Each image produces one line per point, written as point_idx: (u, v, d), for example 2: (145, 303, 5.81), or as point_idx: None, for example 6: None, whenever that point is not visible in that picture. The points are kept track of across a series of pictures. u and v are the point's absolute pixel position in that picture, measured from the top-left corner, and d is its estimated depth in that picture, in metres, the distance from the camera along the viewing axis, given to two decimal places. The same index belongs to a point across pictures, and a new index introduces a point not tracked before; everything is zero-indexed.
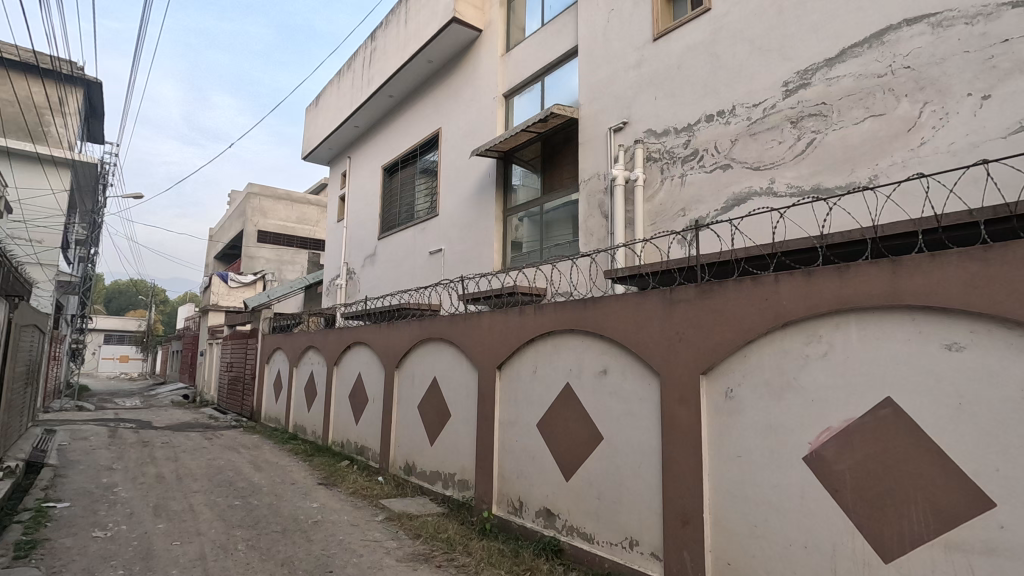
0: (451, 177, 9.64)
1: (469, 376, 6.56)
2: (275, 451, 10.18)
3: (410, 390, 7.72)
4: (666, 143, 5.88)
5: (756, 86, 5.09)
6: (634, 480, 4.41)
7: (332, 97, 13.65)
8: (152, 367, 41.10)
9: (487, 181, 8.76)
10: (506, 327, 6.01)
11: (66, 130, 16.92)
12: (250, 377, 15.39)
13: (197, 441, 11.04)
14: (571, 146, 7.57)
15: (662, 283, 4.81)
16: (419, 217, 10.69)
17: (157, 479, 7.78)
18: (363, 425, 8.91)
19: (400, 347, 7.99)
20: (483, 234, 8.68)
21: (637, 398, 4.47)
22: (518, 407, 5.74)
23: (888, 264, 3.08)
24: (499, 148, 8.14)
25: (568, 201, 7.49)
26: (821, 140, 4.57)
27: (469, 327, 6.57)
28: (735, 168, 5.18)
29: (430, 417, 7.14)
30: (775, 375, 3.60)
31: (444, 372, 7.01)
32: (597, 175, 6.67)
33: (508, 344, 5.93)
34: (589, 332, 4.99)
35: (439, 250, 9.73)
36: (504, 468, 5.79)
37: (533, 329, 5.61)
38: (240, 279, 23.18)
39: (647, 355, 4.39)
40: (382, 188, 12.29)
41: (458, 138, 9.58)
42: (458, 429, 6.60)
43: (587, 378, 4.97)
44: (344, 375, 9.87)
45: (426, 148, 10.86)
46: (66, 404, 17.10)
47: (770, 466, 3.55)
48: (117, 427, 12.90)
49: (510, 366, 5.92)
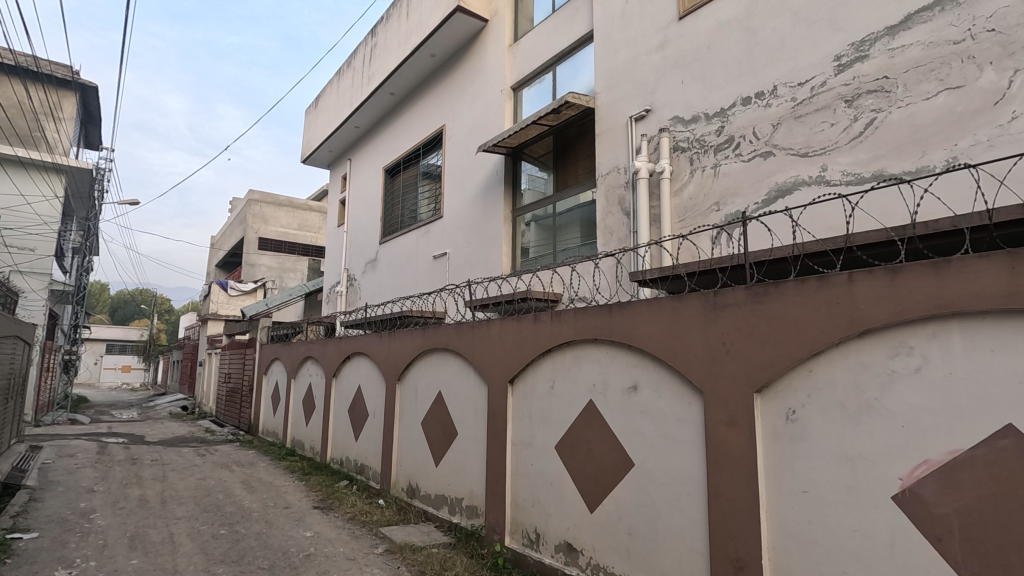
0: (456, 176, 9.08)
1: (477, 390, 5.95)
2: (271, 469, 9.56)
3: (413, 405, 7.11)
4: (695, 131, 5.30)
5: (801, 62, 4.51)
6: (672, 515, 3.79)
7: (332, 97, 13.14)
8: (154, 378, 40.62)
9: (494, 179, 8.18)
10: (517, 336, 5.42)
11: (58, 137, 16.46)
12: (247, 389, 14.81)
13: (189, 458, 10.43)
14: (586, 139, 7.01)
15: (700, 286, 4.21)
16: (423, 220, 10.13)
17: (140, 503, 7.17)
18: (363, 442, 8.29)
19: (402, 358, 7.40)
20: (490, 236, 8.10)
21: (675, 418, 3.86)
22: (533, 426, 5.13)
23: (1004, 257, 2.47)
24: (508, 143, 7.61)
25: (582, 201, 6.91)
26: (883, 119, 3.97)
27: (478, 336, 5.98)
28: (779, 155, 4.58)
29: (436, 434, 6.53)
30: (851, 394, 2.98)
31: (450, 386, 6.40)
32: (616, 168, 6.09)
33: (522, 354, 5.33)
34: (616, 342, 4.38)
35: (443, 254, 9.15)
36: (518, 494, 5.17)
37: (550, 338, 5.01)
38: (240, 287, 22.57)
39: (686, 369, 3.78)
40: (383, 190, 11.75)
41: (463, 135, 9.02)
42: (465, 449, 5.99)
43: (614, 394, 4.36)
44: (343, 387, 9.26)
45: (429, 147, 10.31)
46: (59, 417, 16.55)
47: (847, 506, 2.93)
48: (107, 443, 12.31)
49: (524, 379, 5.31)
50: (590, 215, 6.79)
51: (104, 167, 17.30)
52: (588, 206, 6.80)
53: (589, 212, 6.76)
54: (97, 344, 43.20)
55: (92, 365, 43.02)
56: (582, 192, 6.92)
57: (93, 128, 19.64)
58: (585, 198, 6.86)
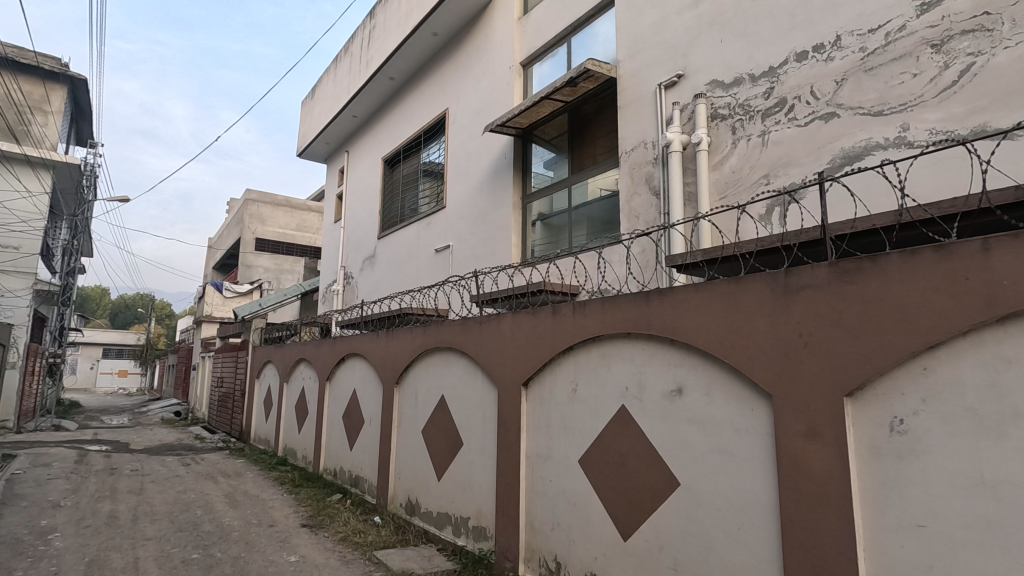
0: (460, 163, 8.40)
1: (485, 394, 5.23)
2: (259, 480, 8.82)
3: (413, 412, 6.38)
4: (737, 96, 4.60)
5: (871, 6, 3.81)
6: (730, 550, 3.06)
7: (329, 86, 12.49)
8: (150, 383, 39.86)
9: (502, 163, 7.49)
10: (532, 331, 4.70)
11: (44, 131, 15.78)
12: (239, 393, 14.07)
13: (172, 468, 9.69)
14: (605, 115, 6.32)
15: (759, 266, 3.53)
16: (423, 212, 9.43)
17: (108, 521, 6.42)
18: (358, 451, 7.57)
19: (401, 359, 6.68)
20: (497, 226, 7.40)
21: (731, 427, 3.15)
22: (552, 437, 4.41)
23: None
24: (517, 122, 6.96)
25: (590, 197, 6.35)
26: (984, 64, 3.26)
27: (486, 332, 5.27)
28: (844, 116, 3.88)
29: (439, 444, 5.80)
30: (986, 398, 2.26)
31: (455, 390, 5.68)
32: (642, 143, 5.39)
33: (538, 353, 4.61)
34: (655, 337, 3.67)
35: (446, 246, 8.46)
36: (534, 515, 4.44)
37: (573, 333, 4.28)
38: (235, 288, 21.87)
39: (751, 368, 3.06)
40: (382, 182, 11.06)
41: (468, 118, 8.33)
42: (472, 461, 5.27)
43: (652, 399, 3.65)
44: (338, 392, 8.54)
45: (431, 134, 9.62)
46: (42, 424, 15.76)
47: (987, 548, 2.19)
48: (88, 451, 11.54)
49: (541, 381, 4.59)
50: (601, 211, 6.19)
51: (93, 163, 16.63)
52: (597, 204, 6.23)
53: (598, 209, 6.19)
54: (93, 348, 42.42)
55: (87, 370, 42.26)
56: (590, 189, 6.37)
57: (84, 124, 19.00)
58: (595, 192, 6.28)
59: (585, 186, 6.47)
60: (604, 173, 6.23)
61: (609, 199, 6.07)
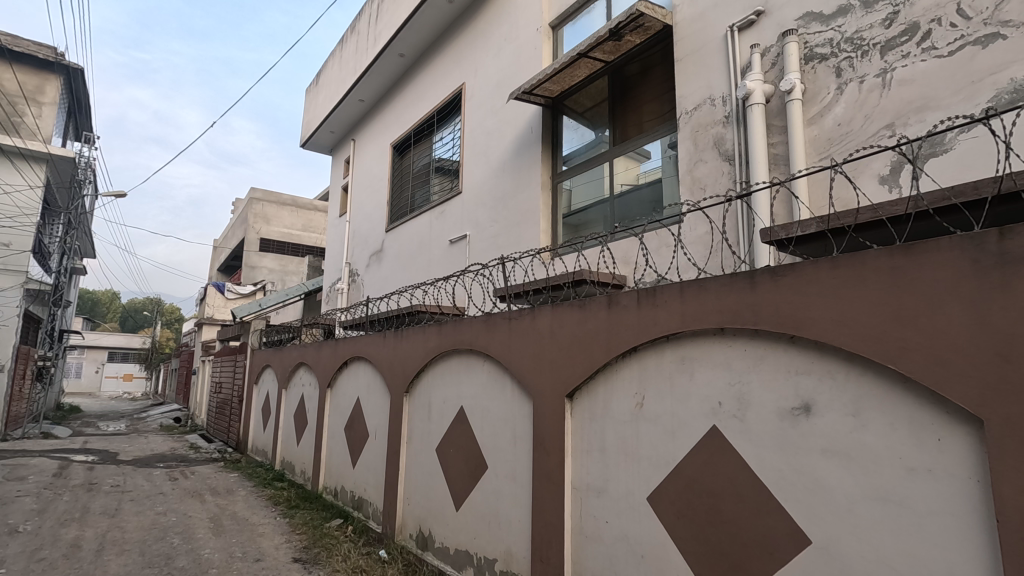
0: (479, 142, 7.46)
1: (515, 407, 4.24)
2: (252, 499, 7.84)
3: (425, 426, 5.41)
4: (843, 28, 3.59)
5: None
6: None
7: (334, 69, 11.62)
8: (155, 387, 39.20)
9: (528, 138, 6.52)
10: (577, 329, 3.72)
11: (39, 123, 15.05)
12: (237, 399, 13.16)
13: (157, 483, 8.76)
14: (656, 74, 5.37)
15: (938, 231, 2.54)
16: (436, 200, 8.48)
17: (67, 553, 5.45)
18: (361, 469, 6.60)
19: (411, 363, 5.71)
20: (523, 210, 6.42)
21: (899, 464, 2.16)
22: (608, 464, 3.41)
23: None
24: (546, 88, 6.02)
25: (603, 195, 5.72)
26: None
27: (517, 330, 4.28)
28: (1013, 36, 2.87)
29: (458, 467, 4.81)
30: None
31: (477, 401, 4.70)
32: (709, 99, 4.40)
33: (587, 356, 3.61)
34: (763, 335, 2.67)
35: (462, 236, 7.50)
36: (584, 566, 3.44)
37: (639, 330, 3.27)
38: (237, 289, 21.08)
39: (939, 379, 2.04)
40: (390, 170, 10.13)
41: (488, 91, 7.39)
42: (499, 490, 4.27)
43: (760, 420, 2.65)
44: (339, 401, 7.57)
45: (444, 114, 8.68)
46: (30, 431, 14.84)
47: None
48: (71, 462, 10.63)
49: (593, 392, 3.59)
50: (631, 204, 5.45)
51: (89, 157, 15.80)
52: (625, 195, 5.49)
53: (629, 200, 5.41)
54: (98, 352, 41.75)
55: (93, 374, 41.51)
56: (603, 185, 5.76)
57: (82, 116, 18.28)
58: (622, 183, 5.55)
59: (597, 180, 5.85)
60: (632, 159, 5.49)
61: (634, 192, 5.42)
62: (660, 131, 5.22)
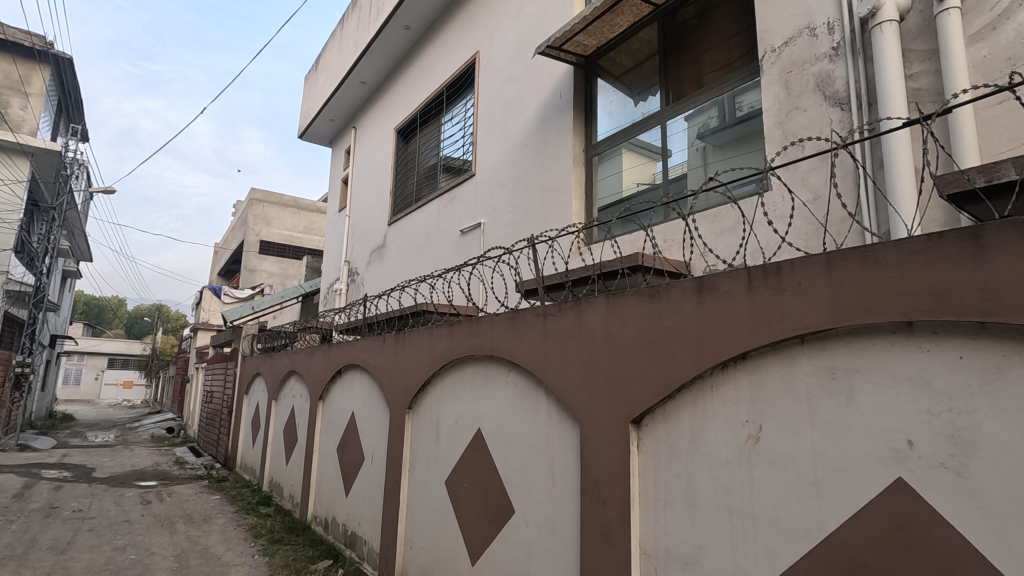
0: (495, 116, 6.44)
1: (554, 434, 3.17)
2: (230, 530, 6.77)
3: (432, 451, 4.34)
4: None
5: None
6: None
7: (334, 51, 10.69)
8: (153, 395, 38.30)
9: (556, 105, 5.50)
10: (645, 327, 2.66)
11: (24, 116, 14.19)
12: (227, 410, 12.13)
13: (127, 508, 7.69)
14: (721, 16, 4.34)
15: None
16: (444, 186, 7.45)
17: None
18: (355, 499, 5.53)
19: (416, 373, 4.65)
20: (549, 189, 5.39)
21: None
22: (701, 523, 2.34)
23: None
24: (579, 41, 5.00)
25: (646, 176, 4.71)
26: None
27: (558, 331, 3.21)
28: None
29: (474, 507, 3.74)
30: None
31: (500, 424, 3.63)
32: (808, 27, 3.36)
33: (666, 367, 2.53)
34: (998, 333, 1.60)
35: (476, 224, 6.45)
36: None
37: (755, 330, 2.20)
38: (234, 293, 20.13)
39: None
40: (394, 156, 9.12)
41: (507, 57, 6.38)
42: (531, 545, 3.20)
43: (998, 476, 1.57)
44: (332, 416, 6.51)
45: (455, 90, 7.67)
46: (6, 443, 13.76)
47: None
48: (38, 481, 9.57)
49: (674, 418, 2.52)
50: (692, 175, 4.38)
51: (77, 151, 14.92)
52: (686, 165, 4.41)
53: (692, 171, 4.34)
54: (98, 358, 40.94)
55: (92, 380, 40.64)
56: (626, 176, 4.90)
57: (72, 109, 17.44)
58: (679, 151, 4.48)
59: (630, 163, 4.91)
60: (692, 121, 4.43)
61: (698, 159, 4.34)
62: (689, 100, 4.44)
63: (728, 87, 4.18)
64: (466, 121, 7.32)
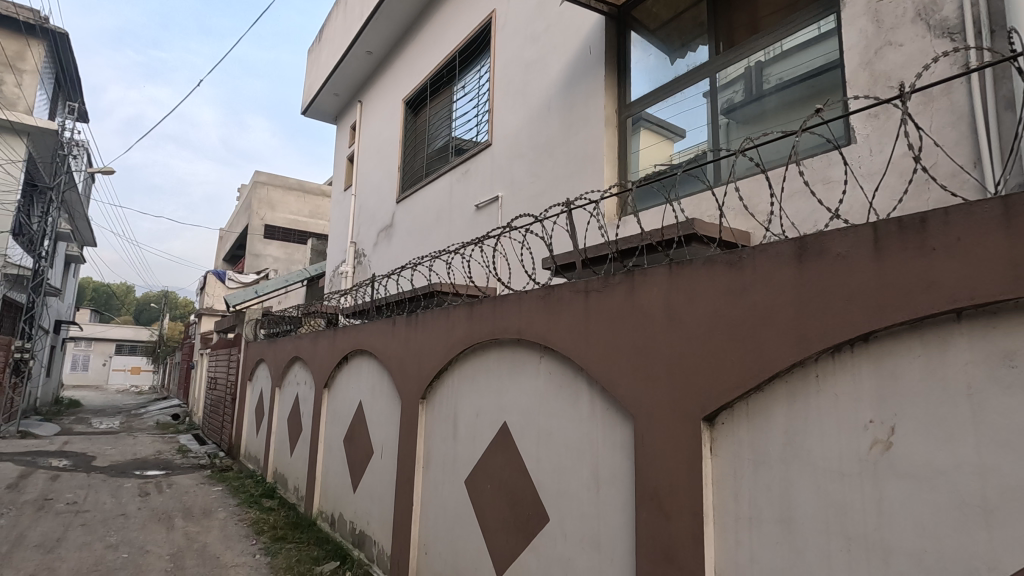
0: (514, 79, 5.88)
1: (599, 432, 2.67)
2: (230, 526, 6.37)
3: (450, 446, 3.86)
4: None
5: None
6: None
7: (338, 20, 10.11)
8: (159, 381, 38.22)
9: (585, 63, 4.92)
10: (722, 304, 2.15)
11: (19, 95, 13.72)
12: (231, 397, 11.75)
13: (124, 501, 7.31)
14: None
15: None
16: (457, 158, 6.91)
17: None
18: (363, 495, 5.08)
19: (431, 359, 4.16)
20: (578, 156, 4.84)
21: None
22: (806, 551, 1.83)
23: None
24: None
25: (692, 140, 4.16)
26: None
27: (605, 311, 2.70)
28: None
29: (500, 513, 3.26)
30: None
31: (531, 419, 3.14)
32: None
33: (756, 353, 2.01)
34: None
35: (493, 198, 5.92)
36: None
37: (887, 305, 1.67)
38: (239, 278, 19.73)
39: None
40: (402, 130, 8.56)
41: (527, 14, 5.80)
42: (570, 563, 2.72)
43: None
44: (338, 405, 6.06)
45: (468, 55, 7.09)
46: (7, 430, 13.50)
47: None
48: (35, 470, 9.23)
49: (764, 416, 2.01)
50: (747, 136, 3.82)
51: (75, 130, 14.45)
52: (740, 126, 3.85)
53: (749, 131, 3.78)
54: (106, 344, 40.91)
55: (99, 367, 40.66)
56: (667, 141, 4.35)
57: (70, 88, 16.98)
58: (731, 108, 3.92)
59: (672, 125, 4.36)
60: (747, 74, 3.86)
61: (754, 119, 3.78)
62: (730, 56, 3.96)
63: (756, 56, 3.79)
64: (479, 97, 6.73)
